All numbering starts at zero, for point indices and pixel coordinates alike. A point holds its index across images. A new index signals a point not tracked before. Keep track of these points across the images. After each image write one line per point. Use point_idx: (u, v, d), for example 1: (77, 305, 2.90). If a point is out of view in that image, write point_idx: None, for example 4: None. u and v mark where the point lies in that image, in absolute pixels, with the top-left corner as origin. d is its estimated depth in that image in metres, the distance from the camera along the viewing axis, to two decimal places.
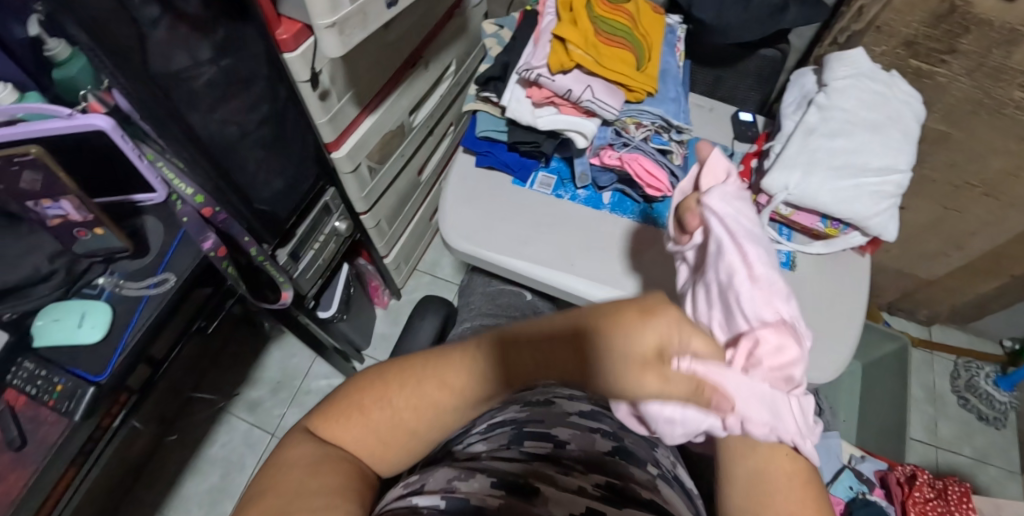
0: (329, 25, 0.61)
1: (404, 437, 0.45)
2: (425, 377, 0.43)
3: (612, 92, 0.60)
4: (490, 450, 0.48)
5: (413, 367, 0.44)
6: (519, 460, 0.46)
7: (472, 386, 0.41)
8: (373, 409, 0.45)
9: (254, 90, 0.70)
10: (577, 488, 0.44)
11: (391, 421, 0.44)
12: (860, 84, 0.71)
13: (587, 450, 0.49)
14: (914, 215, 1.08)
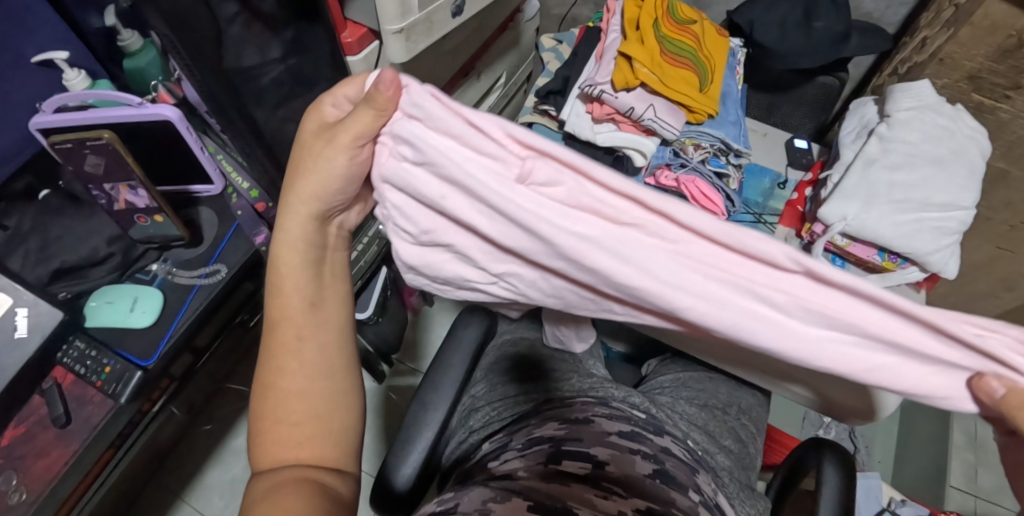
0: (397, 30, 0.62)
1: (310, 382, 0.50)
2: (288, 306, 0.49)
3: (673, 112, 0.60)
4: (527, 468, 0.45)
5: (279, 314, 0.50)
6: (539, 477, 0.44)
7: (311, 260, 0.50)
8: (280, 363, 0.49)
9: (317, 90, 0.72)
10: (617, 513, 0.40)
11: (298, 361, 0.49)
12: (924, 116, 0.69)
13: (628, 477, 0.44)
14: (965, 254, 1.05)
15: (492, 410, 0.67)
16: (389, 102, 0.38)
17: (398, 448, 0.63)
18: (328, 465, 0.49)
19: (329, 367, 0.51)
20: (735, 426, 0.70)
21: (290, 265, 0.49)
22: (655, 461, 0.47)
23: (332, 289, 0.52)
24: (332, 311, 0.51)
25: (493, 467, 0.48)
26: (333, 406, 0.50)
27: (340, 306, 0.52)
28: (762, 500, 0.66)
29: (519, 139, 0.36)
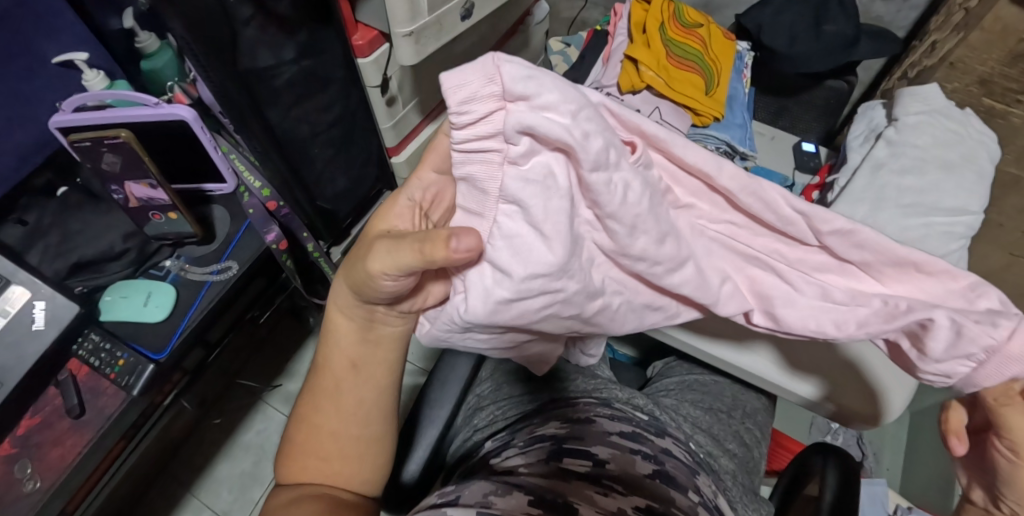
0: (407, 33, 0.63)
1: (345, 424, 0.47)
2: (334, 354, 0.47)
3: (679, 115, 0.60)
4: (528, 466, 0.45)
5: (321, 359, 0.47)
6: (541, 475, 0.43)
7: (360, 328, 0.46)
8: (318, 399, 0.47)
9: (330, 91, 0.72)
10: (616, 509, 0.40)
11: (336, 402, 0.47)
12: (933, 120, 0.69)
13: (628, 475, 0.45)
14: (977, 260, 1.04)
15: (496, 409, 0.68)
16: (441, 268, 0.34)
17: (402, 444, 0.63)
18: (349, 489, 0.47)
19: (365, 415, 0.47)
20: (740, 429, 0.70)
21: (344, 324, 0.46)
22: (655, 461, 0.47)
23: (377, 352, 0.47)
24: (376, 372, 0.47)
25: (495, 463, 0.48)
26: (362, 445, 0.48)
27: (385, 367, 0.48)
28: (766, 505, 0.66)
29: (626, 116, 0.39)
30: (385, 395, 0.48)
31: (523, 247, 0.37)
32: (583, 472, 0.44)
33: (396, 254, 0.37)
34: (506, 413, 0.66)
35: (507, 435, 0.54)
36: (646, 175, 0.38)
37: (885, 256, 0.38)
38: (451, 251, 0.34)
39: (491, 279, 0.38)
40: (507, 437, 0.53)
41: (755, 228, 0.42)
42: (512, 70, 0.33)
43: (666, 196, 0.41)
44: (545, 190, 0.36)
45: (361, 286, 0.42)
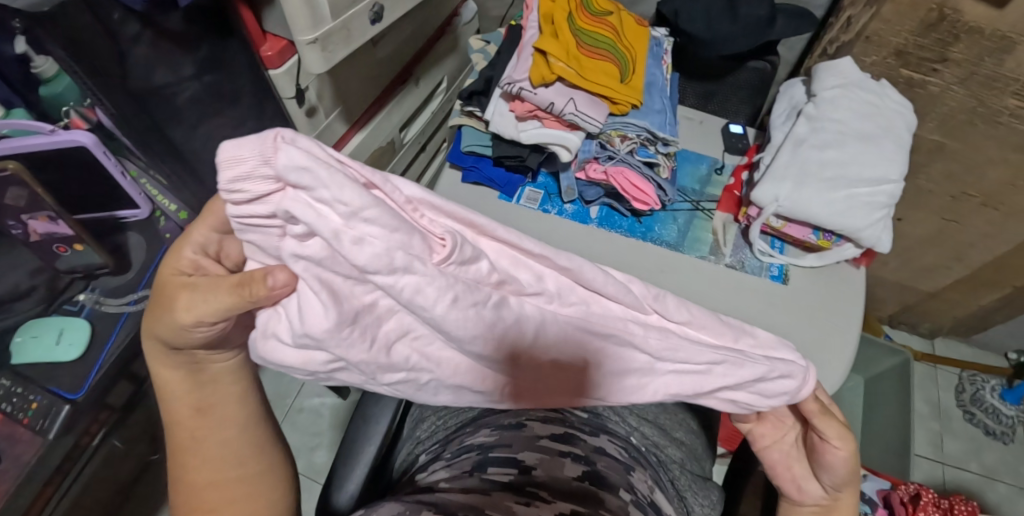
0: (311, 41, 0.61)
1: (223, 470, 0.48)
2: (172, 409, 0.47)
3: (595, 104, 0.59)
4: (450, 479, 0.45)
5: (169, 415, 0.47)
6: (468, 491, 0.42)
7: (187, 376, 0.47)
8: (183, 458, 0.47)
9: (241, 107, 0.69)
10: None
11: (202, 454, 0.47)
12: (849, 94, 0.69)
13: (556, 481, 0.44)
14: (913, 228, 1.06)
15: (437, 419, 0.66)
16: (259, 293, 0.37)
17: (340, 464, 0.62)
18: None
19: (236, 454, 0.48)
20: (686, 417, 0.70)
21: (173, 376, 0.46)
22: (584, 462, 0.47)
23: (219, 390, 0.48)
24: (225, 410, 0.48)
25: (420, 480, 0.48)
26: (248, 478, 0.49)
27: (236, 401, 0.49)
28: (716, 489, 0.66)
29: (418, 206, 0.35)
30: (249, 427, 0.49)
31: (312, 307, 0.37)
32: (507, 482, 0.44)
33: (212, 302, 0.40)
34: (448, 423, 0.64)
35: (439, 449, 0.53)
36: (454, 269, 0.35)
37: (708, 323, 0.39)
38: (270, 288, 0.37)
39: (282, 329, 0.40)
40: (438, 451, 0.53)
41: (606, 309, 0.39)
42: (288, 163, 0.30)
43: (499, 290, 0.37)
44: (329, 269, 0.36)
45: (172, 336, 0.43)
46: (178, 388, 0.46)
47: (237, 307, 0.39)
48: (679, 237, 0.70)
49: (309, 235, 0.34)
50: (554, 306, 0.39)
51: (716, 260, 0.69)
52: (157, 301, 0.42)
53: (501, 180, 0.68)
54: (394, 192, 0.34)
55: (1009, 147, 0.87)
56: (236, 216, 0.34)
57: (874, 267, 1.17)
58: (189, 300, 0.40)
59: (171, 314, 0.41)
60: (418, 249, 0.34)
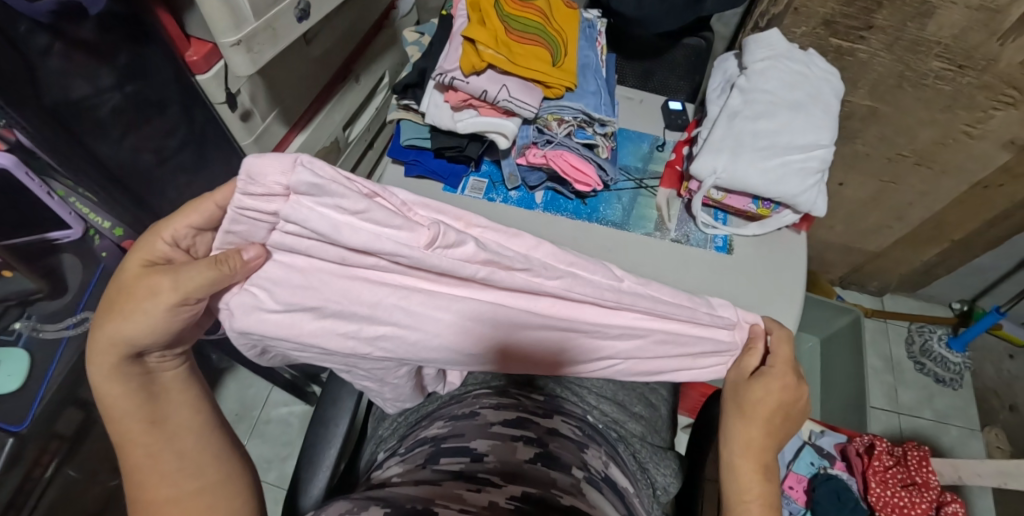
0: (235, 42, 0.59)
1: (182, 485, 0.46)
2: (124, 425, 0.45)
3: (529, 89, 0.60)
4: (403, 474, 0.49)
5: (118, 434, 0.45)
6: (425, 484, 0.46)
7: (132, 390, 0.45)
8: (140, 476, 0.46)
9: (170, 115, 0.67)
10: (488, 503, 0.43)
11: (159, 470, 0.46)
12: (779, 64, 0.70)
13: (508, 466, 0.48)
14: (854, 191, 1.10)
15: (399, 416, 0.66)
16: (235, 264, 0.42)
17: (299, 468, 0.61)
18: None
19: (195, 464, 0.47)
20: (644, 392, 0.71)
21: (119, 392, 0.45)
22: (537, 444, 0.52)
23: (170, 400, 0.47)
24: (179, 420, 0.47)
25: (377, 476, 0.52)
26: (212, 490, 0.48)
27: (186, 411, 0.48)
28: (679, 458, 0.68)
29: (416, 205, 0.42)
30: (205, 434, 0.48)
31: (311, 290, 0.44)
32: (461, 472, 0.47)
33: (189, 279, 0.42)
34: (408, 419, 0.64)
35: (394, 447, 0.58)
36: (441, 252, 0.41)
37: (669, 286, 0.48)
38: (247, 260, 0.42)
39: (265, 299, 0.44)
40: (395, 449, 0.57)
41: (585, 278, 0.46)
42: (302, 179, 0.37)
43: (488, 268, 0.43)
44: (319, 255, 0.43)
45: (140, 333, 0.43)
46: (125, 404, 0.45)
47: (215, 283, 0.42)
48: (624, 215, 0.71)
49: (299, 234, 0.41)
50: (540, 280, 0.44)
51: (661, 236, 0.71)
52: (118, 300, 0.44)
53: (444, 171, 0.69)
54: (392, 197, 0.41)
55: (936, 108, 0.90)
56: (240, 207, 0.40)
57: (821, 231, 1.21)
58: (168, 288, 0.42)
59: (132, 309, 0.43)
60: (408, 236, 0.40)
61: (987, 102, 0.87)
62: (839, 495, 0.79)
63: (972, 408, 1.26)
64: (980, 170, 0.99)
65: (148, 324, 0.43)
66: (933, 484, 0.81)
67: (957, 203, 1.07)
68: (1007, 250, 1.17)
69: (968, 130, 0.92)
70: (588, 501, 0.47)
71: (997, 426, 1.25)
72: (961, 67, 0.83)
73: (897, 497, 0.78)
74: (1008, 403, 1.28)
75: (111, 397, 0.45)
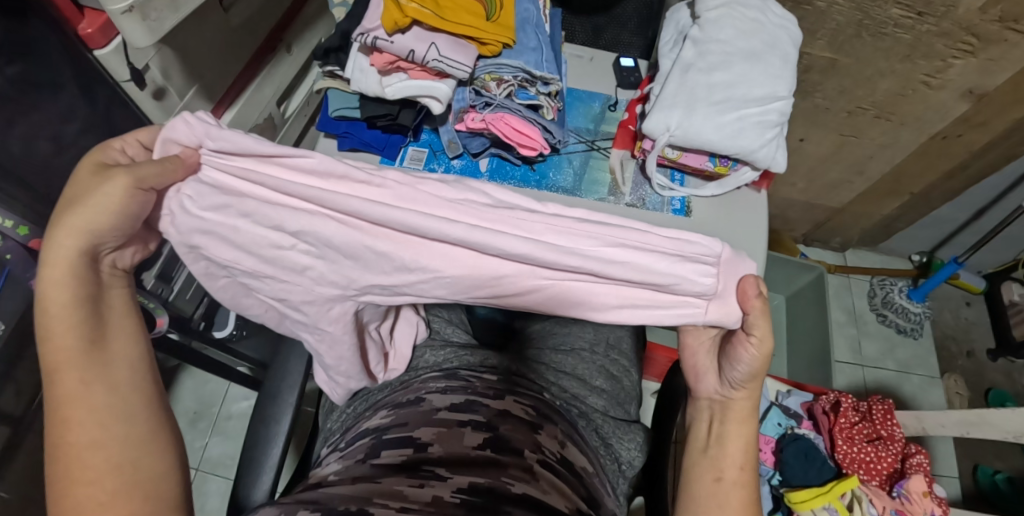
0: (127, 9, 0.52)
1: (108, 428, 0.41)
2: (60, 345, 0.41)
3: (462, 47, 0.55)
4: (341, 471, 0.44)
5: (51, 357, 0.41)
6: (360, 482, 0.41)
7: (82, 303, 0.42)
8: (66, 412, 0.41)
9: (65, 96, 0.62)
10: (431, 498, 0.39)
11: (93, 404, 0.41)
12: (733, 12, 0.66)
13: (455, 455, 0.44)
14: (815, 146, 1.08)
15: (346, 408, 0.62)
16: (183, 160, 0.42)
17: (240, 471, 0.57)
18: (145, 498, 0.41)
19: (127, 408, 0.42)
20: (605, 363, 0.68)
21: (65, 299, 0.41)
22: (486, 428, 0.48)
23: (118, 327, 0.44)
24: (121, 351, 0.43)
25: (315, 475, 0.47)
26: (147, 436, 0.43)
27: (132, 343, 0.44)
28: (644, 431, 0.65)
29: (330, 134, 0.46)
30: (145, 372, 0.44)
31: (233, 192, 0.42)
32: (402, 464, 0.43)
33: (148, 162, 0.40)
34: (355, 410, 0.60)
35: (336, 442, 0.53)
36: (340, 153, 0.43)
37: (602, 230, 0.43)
38: (185, 154, 0.42)
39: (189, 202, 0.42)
40: (336, 444, 0.53)
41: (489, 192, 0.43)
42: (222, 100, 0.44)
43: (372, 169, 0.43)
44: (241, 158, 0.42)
45: (94, 220, 0.40)
46: (66, 317, 0.41)
47: (166, 173, 0.41)
48: (576, 181, 0.67)
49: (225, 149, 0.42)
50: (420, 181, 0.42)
51: (616, 200, 0.67)
52: (76, 189, 0.41)
53: (379, 141, 0.65)
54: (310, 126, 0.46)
55: (896, 58, 0.88)
56: (176, 118, 0.42)
57: (784, 189, 1.20)
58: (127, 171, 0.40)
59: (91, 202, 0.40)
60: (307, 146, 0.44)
61: (946, 49, 0.85)
62: (807, 454, 0.78)
63: (932, 356, 1.28)
64: (938, 120, 0.98)
65: (112, 212, 0.40)
66: (897, 437, 0.81)
67: (915, 156, 1.06)
68: (965, 200, 1.18)
69: (928, 80, 0.91)
70: (543, 485, 0.43)
71: (956, 372, 1.28)
72: (920, 15, 0.81)
73: (863, 453, 0.78)
74: (965, 350, 1.31)
75: (51, 302, 0.41)
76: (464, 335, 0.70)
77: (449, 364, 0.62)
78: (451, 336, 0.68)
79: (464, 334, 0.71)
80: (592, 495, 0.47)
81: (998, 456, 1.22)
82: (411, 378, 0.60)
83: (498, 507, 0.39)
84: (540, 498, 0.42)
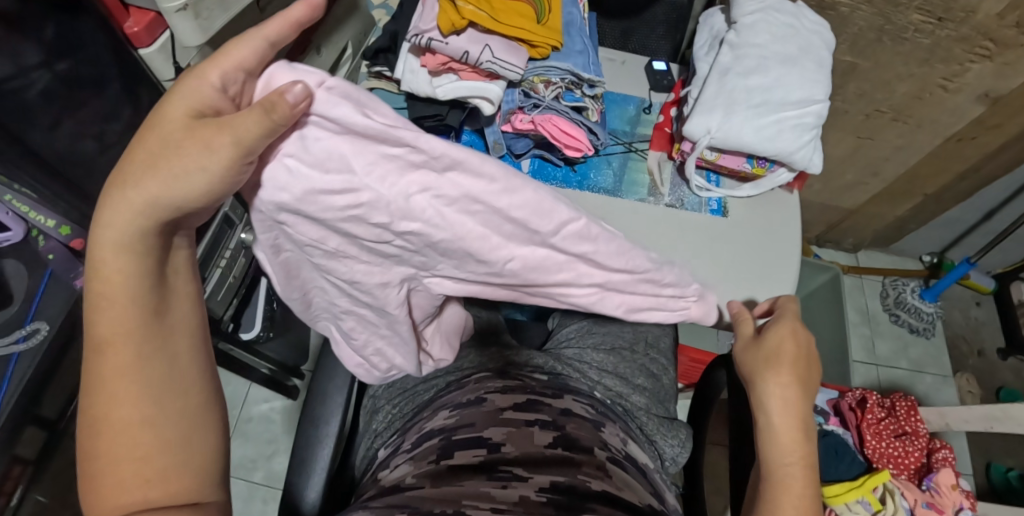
0: (180, 7, 0.52)
1: (162, 409, 0.35)
2: (114, 312, 0.33)
3: (514, 50, 0.56)
4: (418, 472, 0.46)
5: (100, 327, 0.33)
6: (445, 485, 0.43)
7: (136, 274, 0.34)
8: (111, 389, 0.33)
9: (110, 94, 0.60)
10: (518, 499, 0.42)
11: (132, 378, 0.34)
12: (768, 17, 0.68)
13: (530, 455, 0.46)
14: (832, 149, 1.10)
15: (394, 407, 0.62)
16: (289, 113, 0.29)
17: (291, 470, 0.57)
18: (185, 503, 0.34)
19: (174, 393, 0.35)
20: (644, 362, 0.70)
21: (119, 272, 0.33)
22: (554, 428, 0.50)
23: (177, 293, 0.36)
24: (175, 323, 0.36)
25: (385, 476, 0.49)
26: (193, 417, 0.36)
27: (188, 312, 0.37)
28: (684, 427, 0.67)
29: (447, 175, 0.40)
30: (199, 348, 0.38)
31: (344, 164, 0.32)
32: (481, 465, 0.45)
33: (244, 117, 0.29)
34: (404, 410, 0.61)
35: (395, 442, 0.55)
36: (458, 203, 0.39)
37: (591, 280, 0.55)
38: (292, 104, 0.28)
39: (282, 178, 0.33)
40: (397, 444, 0.54)
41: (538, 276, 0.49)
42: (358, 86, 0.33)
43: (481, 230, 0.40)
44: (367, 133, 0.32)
45: (176, 185, 0.31)
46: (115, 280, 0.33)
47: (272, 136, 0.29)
48: (616, 181, 0.68)
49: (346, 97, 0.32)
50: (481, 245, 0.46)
51: (655, 201, 0.68)
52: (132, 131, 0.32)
53: None
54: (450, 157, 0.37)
55: (915, 62, 0.90)
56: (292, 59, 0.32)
57: (800, 191, 1.21)
58: (227, 138, 0.29)
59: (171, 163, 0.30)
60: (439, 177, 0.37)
61: (964, 54, 0.87)
62: (837, 449, 0.79)
63: (943, 355, 1.30)
64: (955, 123, 1.00)
65: (202, 186, 0.31)
66: (921, 432, 0.82)
67: (930, 158, 1.08)
68: (976, 201, 1.20)
69: (944, 84, 0.93)
70: (616, 483, 0.46)
71: (967, 371, 1.30)
72: (940, 20, 0.83)
73: (892, 448, 0.80)
74: (975, 349, 1.33)
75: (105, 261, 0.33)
76: (503, 333, 0.72)
77: (496, 362, 0.63)
78: (484, 332, 0.70)
79: (503, 332, 0.72)
80: (656, 490, 0.50)
81: (1008, 454, 1.25)
82: (460, 377, 0.61)
83: (583, 506, 0.42)
84: (617, 496, 0.45)
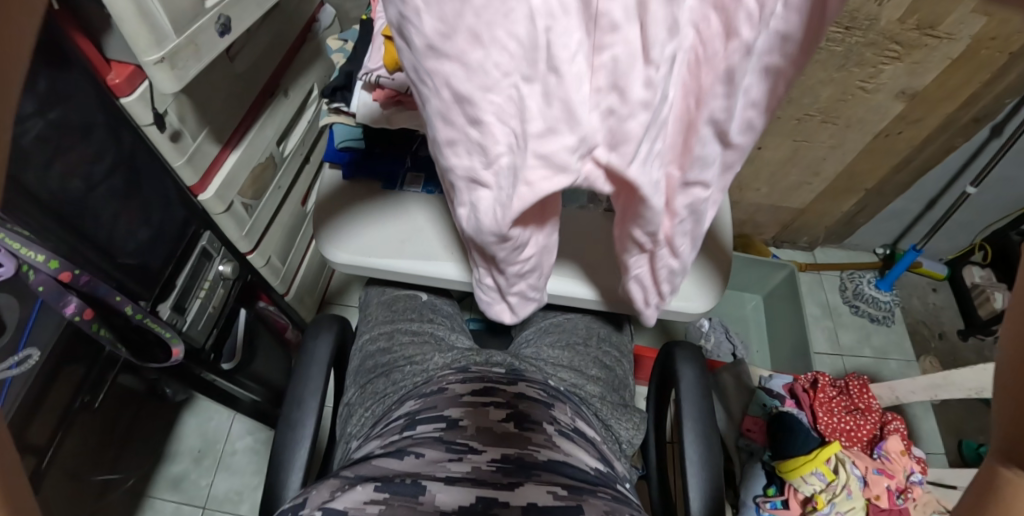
0: (157, 60, 0.59)
1: None
2: None
3: None
4: (385, 447, 0.55)
5: None
6: (411, 459, 0.51)
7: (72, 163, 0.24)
8: None
9: (96, 138, 0.65)
10: (471, 468, 0.51)
11: None
12: None
13: (483, 433, 0.55)
14: (773, 152, 1.17)
15: (365, 412, 0.67)
16: None
17: (269, 468, 0.61)
18: None
19: None
20: (600, 354, 0.75)
21: None
22: (507, 406, 0.59)
23: None
24: None
25: (358, 455, 0.57)
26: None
27: None
28: (639, 412, 0.72)
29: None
30: None
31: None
32: (441, 439, 0.54)
33: None
34: (375, 411, 0.66)
35: (367, 432, 0.63)
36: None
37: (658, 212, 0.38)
38: None
39: None
40: (369, 433, 0.62)
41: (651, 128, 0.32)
42: None
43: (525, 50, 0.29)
44: None
45: None
46: None
47: None
48: None
49: None
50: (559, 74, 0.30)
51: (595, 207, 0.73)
52: None
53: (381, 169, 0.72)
54: None
55: (833, 68, 0.98)
56: None
57: (749, 195, 1.29)
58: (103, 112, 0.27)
59: None
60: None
61: (875, 57, 0.95)
62: (790, 428, 0.85)
63: (906, 341, 1.36)
64: (879, 120, 1.08)
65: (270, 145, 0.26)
66: (875, 408, 0.87)
67: (864, 155, 1.17)
68: (917, 192, 1.28)
69: (864, 85, 1.01)
70: (562, 451, 0.55)
71: (930, 354, 1.36)
72: (848, 29, 0.91)
73: (844, 423, 0.86)
74: (937, 332, 1.40)
75: None
76: (465, 337, 0.79)
77: (457, 361, 0.69)
78: (438, 333, 0.76)
79: (466, 337, 0.79)
80: (602, 457, 0.60)
81: (980, 431, 1.30)
82: (425, 376, 0.67)
83: (529, 472, 0.51)
84: (561, 461, 0.53)
